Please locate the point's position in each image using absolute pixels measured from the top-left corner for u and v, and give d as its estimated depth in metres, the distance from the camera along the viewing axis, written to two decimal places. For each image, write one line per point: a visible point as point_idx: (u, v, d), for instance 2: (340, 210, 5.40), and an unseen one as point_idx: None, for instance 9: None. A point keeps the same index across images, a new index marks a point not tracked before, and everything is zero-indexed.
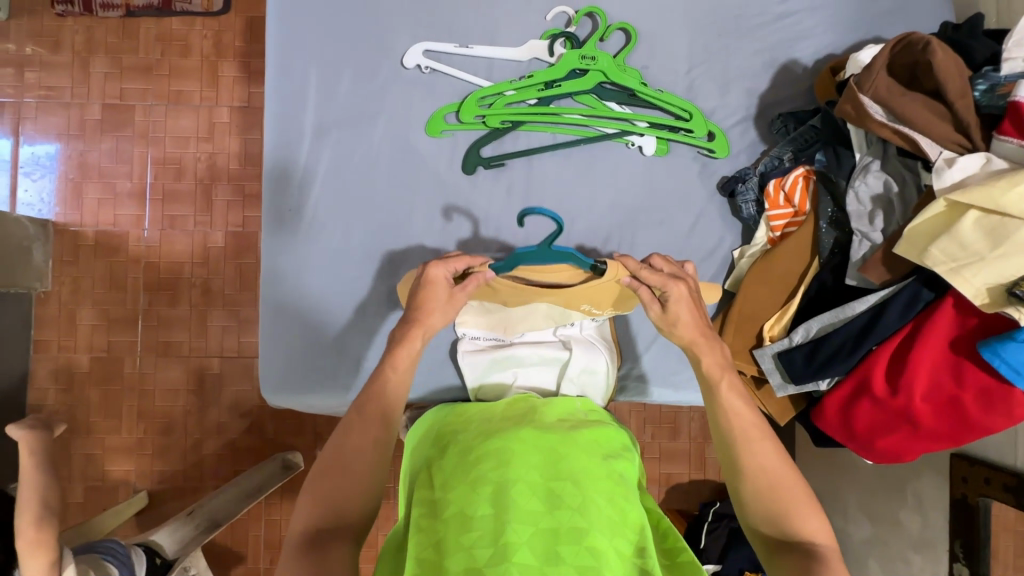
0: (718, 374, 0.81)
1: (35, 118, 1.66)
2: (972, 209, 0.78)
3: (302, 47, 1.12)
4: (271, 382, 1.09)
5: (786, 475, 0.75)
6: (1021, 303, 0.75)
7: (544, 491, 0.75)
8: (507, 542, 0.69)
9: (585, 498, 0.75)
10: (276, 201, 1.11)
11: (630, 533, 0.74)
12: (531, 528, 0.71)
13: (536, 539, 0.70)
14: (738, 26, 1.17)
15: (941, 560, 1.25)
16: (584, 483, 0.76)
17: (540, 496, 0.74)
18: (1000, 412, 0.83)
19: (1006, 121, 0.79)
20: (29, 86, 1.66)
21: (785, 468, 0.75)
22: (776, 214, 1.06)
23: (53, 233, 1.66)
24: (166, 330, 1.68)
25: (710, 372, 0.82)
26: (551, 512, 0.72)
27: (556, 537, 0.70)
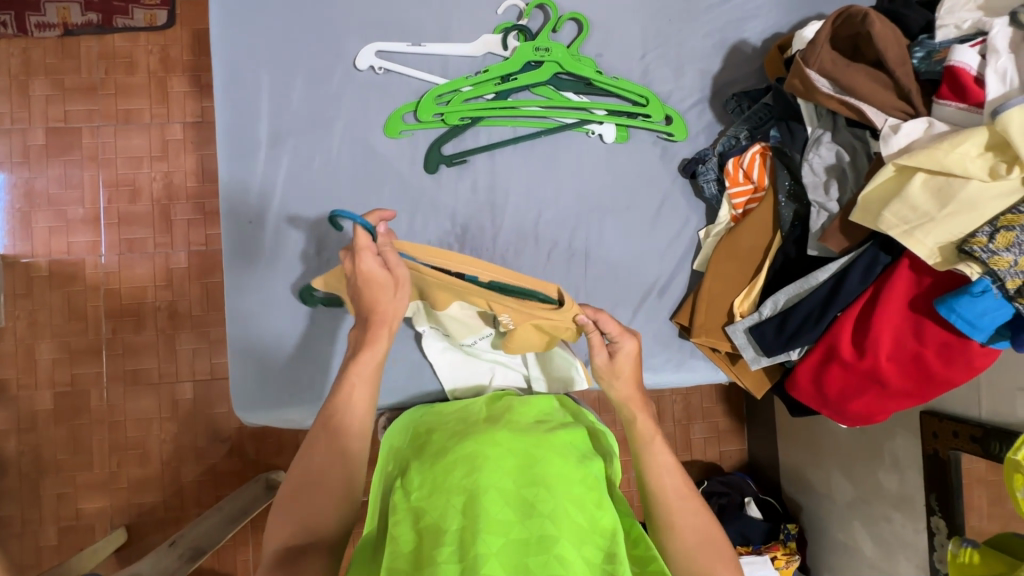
0: (652, 433, 0.86)
1: None
2: (919, 172, 0.81)
3: (251, 55, 1.09)
4: (246, 401, 1.06)
5: (703, 531, 0.80)
6: (971, 259, 0.78)
7: (518, 498, 0.75)
8: (477, 553, 0.67)
9: (557, 503, 0.74)
10: (236, 214, 1.08)
11: (600, 538, 0.73)
12: (503, 538, 0.69)
13: (507, 548, 0.69)
14: (687, 9, 1.19)
15: (919, 514, 1.31)
16: (555, 488, 0.76)
17: (514, 506, 0.74)
18: (960, 363, 0.86)
19: (944, 85, 0.82)
20: None
21: (701, 524, 0.80)
22: (738, 191, 1.08)
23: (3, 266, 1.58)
24: (132, 358, 1.62)
25: (644, 431, 0.86)
26: (521, 520, 0.72)
27: (526, 549, 0.68)
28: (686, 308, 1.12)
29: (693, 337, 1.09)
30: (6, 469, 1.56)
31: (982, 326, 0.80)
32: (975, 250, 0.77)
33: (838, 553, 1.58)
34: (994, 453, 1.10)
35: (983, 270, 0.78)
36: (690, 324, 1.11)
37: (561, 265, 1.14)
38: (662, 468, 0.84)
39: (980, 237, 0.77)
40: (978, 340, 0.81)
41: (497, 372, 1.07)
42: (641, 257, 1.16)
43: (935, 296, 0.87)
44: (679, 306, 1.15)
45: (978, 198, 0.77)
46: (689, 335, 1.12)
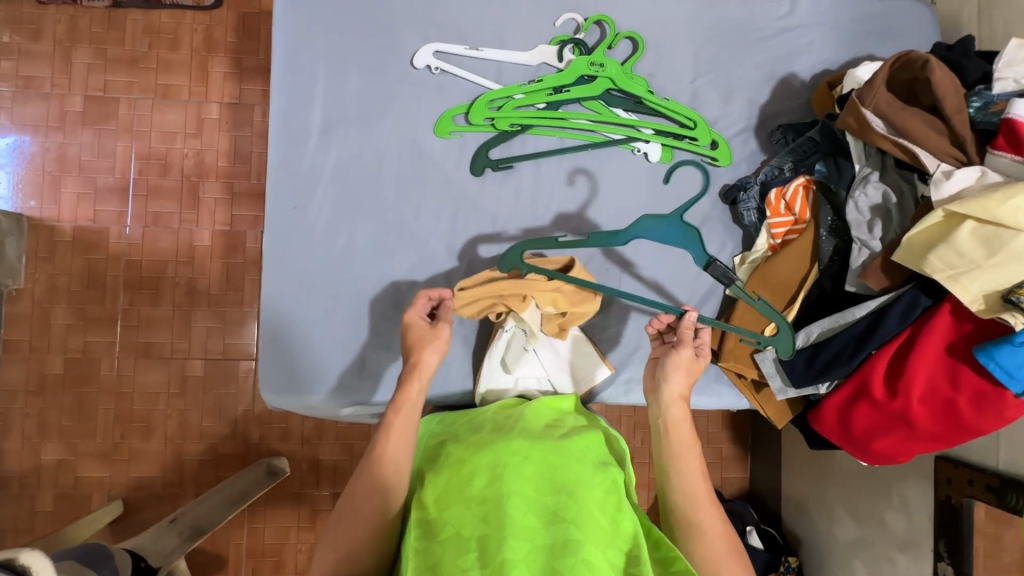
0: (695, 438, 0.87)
1: (9, 107, 1.60)
2: (969, 220, 0.82)
3: (311, 44, 1.10)
4: (271, 385, 1.06)
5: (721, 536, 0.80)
6: (1017, 310, 0.79)
7: (541, 505, 0.75)
8: (504, 560, 0.68)
9: (578, 507, 0.74)
10: (279, 200, 1.09)
11: (624, 542, 0.74)
12: (528, 544, 0.70)
13: (534, 555, 0.69)
14: (740, 39, 1.20)
15: (925, 558, 1.31)
16: (578, 494, 0.76)
17: (538, 512, 0.74)
18: (992, 413, 0.87)
19: (999, 136, 0.84)
20: (6, 75, 1.59)
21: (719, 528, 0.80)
22: (777, 222, 1.09)
23: (27, 228, 1.59)
24: (146, 330, 1.62)
25: (685, 437, 0.86)
26: (546, 527, 0.72)
27: (553, 553, 0.69)
28: (716, 332, 1.13)
29: (721, 361, 1.09)
30: (9, 431, 1.56)
31: (1019, 378, 0.81)
32: (1023, 300, 0.78)
33: None
34: (1010, 504, 1.10)
35: None
36: (718, 348, 1.11)
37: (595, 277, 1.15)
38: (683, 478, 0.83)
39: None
40: (1014, 391, 0.82)
41: (520, 377, 1.06)
42: (674, 277, 1.17)
43: (973, 344, 0.87)
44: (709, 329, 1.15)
45: None
46: (717, 361, 1.12)
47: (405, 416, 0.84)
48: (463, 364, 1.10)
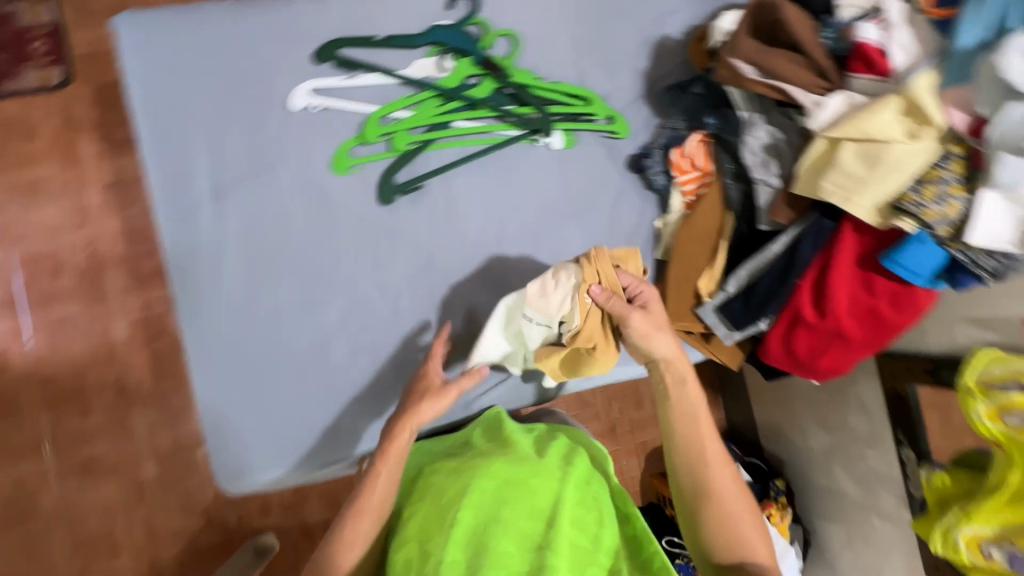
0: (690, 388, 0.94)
1: None
2: (847, 142, 0.88)
3: (176, 110, 1.04)
4: (227, 469, 1.03)
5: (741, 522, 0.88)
6: (904, 215, 0.83)
7: (520, 531, 0.77)
8: None
9: (561, 531, 0.76)
10: (187, 280, 1.02)
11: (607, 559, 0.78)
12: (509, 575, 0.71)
13: None
14: (609, 13, 1.23)
15: (889, 448, 1.42)
16: (559, 518, 0.78)
17: (518, 539, 0.76)
18: (910, 308, 0.94)
19: (855, 62, 0.90)
20: None
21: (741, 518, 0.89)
22: (686, 178, 1.13)
23: None
24: (84, 444, 1.49)
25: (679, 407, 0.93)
26: (527, 555, 0.74)
27: None
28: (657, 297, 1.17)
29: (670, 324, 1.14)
30: None
31: (922, 273, 0.86)
32: (908, 206, 0.83)
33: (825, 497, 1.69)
34: (944, 379, 1.21)
35: (918, 223, 0.83)
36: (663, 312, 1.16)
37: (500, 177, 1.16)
38: (706, 462, 0.90)
39: (908, 194, 0.83)
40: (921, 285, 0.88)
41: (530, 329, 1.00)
42: None
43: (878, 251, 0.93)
44: None
45: (904, 159, 0.83)
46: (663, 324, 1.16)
47: (391, 469, 0.87)
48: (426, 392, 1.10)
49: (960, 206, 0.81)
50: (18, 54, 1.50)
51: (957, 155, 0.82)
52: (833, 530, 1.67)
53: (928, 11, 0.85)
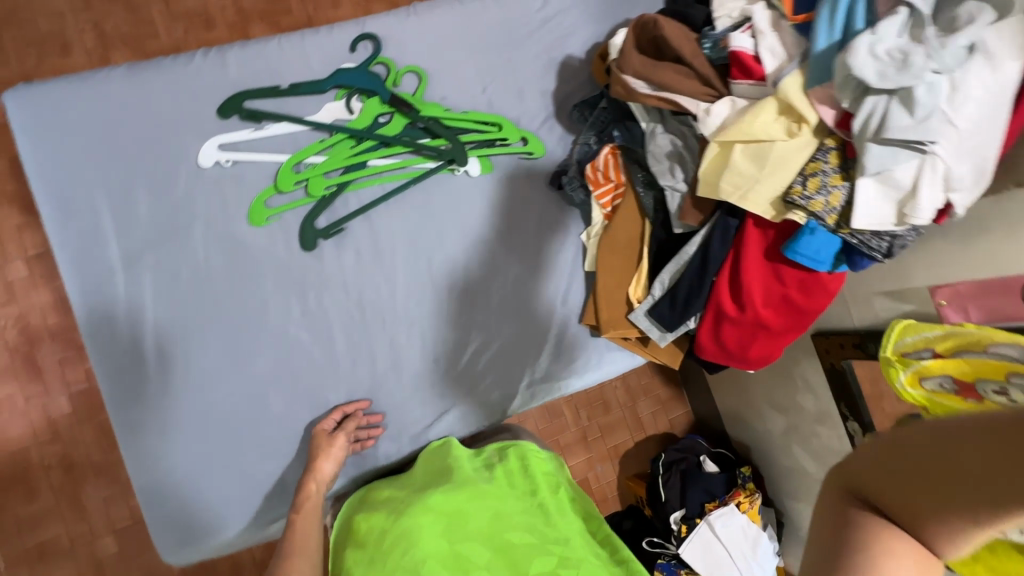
0: None
1: None
2: (736, 145, 0.92)
3: (81, 181, 1.02)
4: (170, 542, 1.00)
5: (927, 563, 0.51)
6: (796, 207, 0.88)
7: (453, 554, 0.88)
8: None
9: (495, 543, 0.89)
10: (107, 352, 1.00)
11: (549, 544, 0.91)
12: None
13: None
14: (512, 39, 1.27)
15: (837, 423, 1.48)
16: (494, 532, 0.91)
17: (451, 564, 0.87)
18: (820, 292, 0.98)
19: (734, 69, 0.94)
20: None
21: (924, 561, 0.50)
22: (601, 192, 1.17)
23: None
24: (33, 530, 1.42)
25: None
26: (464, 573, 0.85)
27: None
28: (590, 309, 1.20)
29: (604, 334, 1.17)
30: None
31: (823, 260, 0.90)
32: (796, 199, 0.87)
33: (793, 476, 1.74)
34: (872, 351, 1.24)
35: (807, 213, 0.87)
36: (597, 322, 1.18)
37: (420, 210, 1.17)
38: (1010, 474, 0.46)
39: (796, 188, 0.88)
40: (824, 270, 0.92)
41: None
42: (535, 273, 1.21)
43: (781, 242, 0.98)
44: (583, 310, 1.21)
45: (788, 155, 0.88)
46: (600, 333, 1.19)
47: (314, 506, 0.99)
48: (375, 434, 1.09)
49: (842, 194, 0.86)
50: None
51: (835, 147, 0.87)
52: (803, 508, 1.75)
53: (788, 17, 0.91)
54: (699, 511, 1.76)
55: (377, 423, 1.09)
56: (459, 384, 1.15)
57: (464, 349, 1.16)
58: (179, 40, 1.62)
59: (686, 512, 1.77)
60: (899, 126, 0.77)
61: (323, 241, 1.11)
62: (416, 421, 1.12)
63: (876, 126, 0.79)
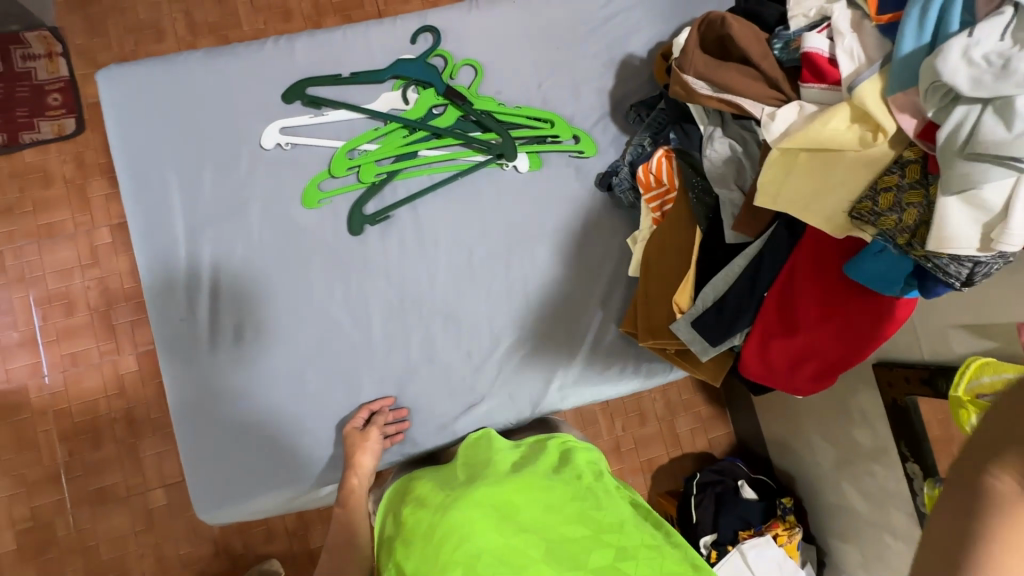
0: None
1: None
2: (801, 152, 0.85)
3: (156, 156, 1.09)
4: (206, 502, 1.05)
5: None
6: (863, 224, 0.82)
7: (507, 547, 0.79)
8: None
9: (547, 530, 0.83)
10: (166, 316, 1.07)
11: (604, 533, 0.83)
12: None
13: None
14: (572, 36, 1.25)
15: (895, 463, 1.36)
16: (547, 520, 0.84)
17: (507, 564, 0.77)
18: (884, 319, 0.88)
19: (805, 70, 0.88)
20: None
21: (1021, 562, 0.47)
22: (652, 196, 1.13)
23: None
24: (96, 475, 1.54)
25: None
26: (520, 563, 0.77)
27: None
28: (629, 316, 1.16)
29: (642, 342, 1.13)
30: None
31: (887, 281, 0.82)
32: (864, 215, 0.81)
33: (840, 514, 1.62)
34: (942, 389, 1.14)
35: (876, 231, 0.81)
36: (636, 330, 1.15)
37: (467, 202, 1.18)
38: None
39: (866, 203, 0.81)
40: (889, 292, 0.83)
41: None
42: (577, 273, 1.19)
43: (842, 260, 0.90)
44: (622, 316, 1.18)
45: (859, 167, 0.81)
46: (638, 341, 1.15)
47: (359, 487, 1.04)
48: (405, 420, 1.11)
49: (919, 212, 0.76)
50: (35, 107, 1.62)
51: (914, 159, 0.78)
52: (848, 550, 1.62)
53: (872, 17, 0.82)
54: (731, 538, 1.68)
55: (401, 421, 1.10)
56: (489, 379, 1.14)
57: (499, 343, 1.15)
58: (258, 30, 1.74)
59: (717, 537, 1.69)
60: (997, 132, 0.66)
61: (371, 225, 1.13)
62: (445, 411, 1.13)
63: (966, 137, 0.69)
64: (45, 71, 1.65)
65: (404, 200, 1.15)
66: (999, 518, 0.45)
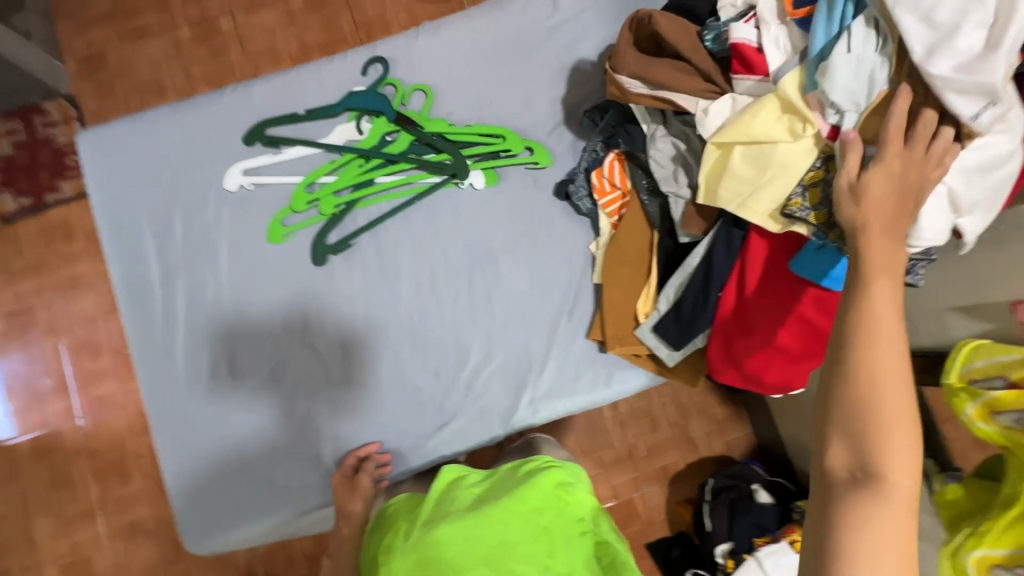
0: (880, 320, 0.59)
1: None
2: (737, 146, 0.85)
3: (133, 207, 1.16)
4: (196, 534, 1.08)
5: (902, 547, 0.56)
6: (796, 220, 0.81)
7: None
8: None
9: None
10: (149, 357, 1.12)
11: None
12: None
13: None
14: (521, 49, 1.26)
15: None
16: (511, 564, 0.86)
17: None
18: (838, 312, 0.88)
19: (735, 62, 0.85)
20: None
21: (909, 533, 0.56)
22: (608, 200, 1.12)
23: None
24: (125, 510, 1.63)
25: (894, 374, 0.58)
26: None
27: None
28: (597, 325, 1.14)
29: (610, 350, 1.11)
30: None
31: (828, 276, 0.83)
32: (795, 212, 0.81)
33: None
34: None
35: (812, 227, 0.81)
36: (604, 339, 1.13)
37: (427, 223, 1.19)
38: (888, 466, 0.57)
39: (795, 199, 0.81)
40: (833, 287, 0.84)
41: None
42: (542, 284, 1.18)
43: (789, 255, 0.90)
44: (591, 325, 1.16)
45: (790, 158, 0.80)
46: (606, 349, 1.12)
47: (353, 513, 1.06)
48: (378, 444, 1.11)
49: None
50: (55, 169, 1.76)
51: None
52: None
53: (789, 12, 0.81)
54: (748, 547, 1.60)
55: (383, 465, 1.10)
56: (460, 399, 1.13)
57: (467, 360, 1.15)
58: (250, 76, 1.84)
59: (733, 547, 1.62)
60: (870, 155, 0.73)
61: (335, 256, 1.16)
62: (418, 434, 1.12)
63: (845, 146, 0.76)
64: (62, 135, 1.79)
65: (365, 227, 1.17)
66: (854, 510, 0.57)
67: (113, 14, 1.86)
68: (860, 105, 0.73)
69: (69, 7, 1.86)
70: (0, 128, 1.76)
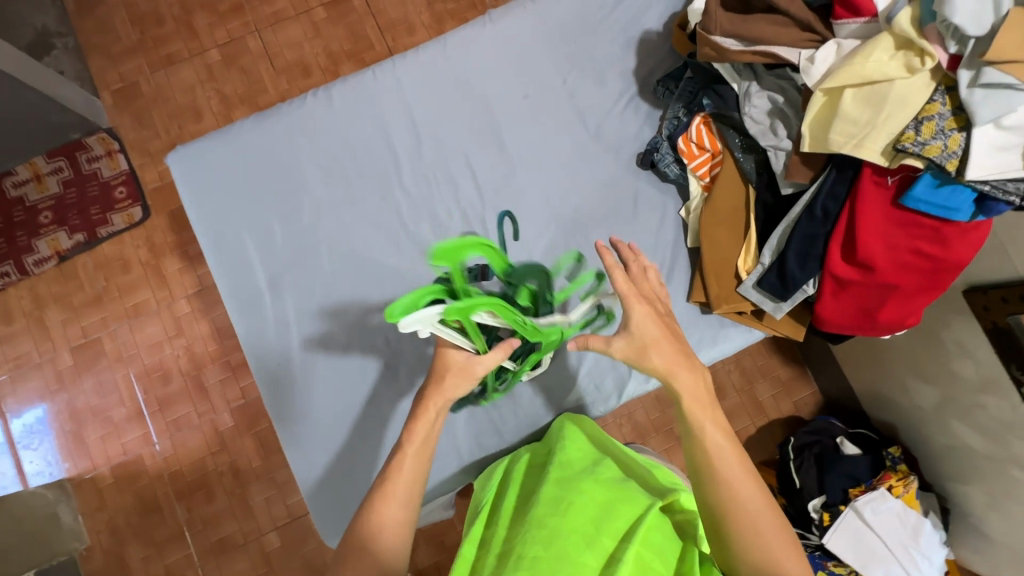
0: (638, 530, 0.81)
1: (14, 392, 1.63)
2: (847, 89, 0.86)
3: (229, 221, 1.18)
4: (329, 528, 1.09)
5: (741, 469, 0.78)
6: (909, 155, 0.82)
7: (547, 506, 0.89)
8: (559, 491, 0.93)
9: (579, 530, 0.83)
10: (263, 361, 1.14)
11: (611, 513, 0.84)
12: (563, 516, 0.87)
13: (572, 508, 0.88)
14: (586, 27, 1.27)
15: (1005, 384, 1.20)
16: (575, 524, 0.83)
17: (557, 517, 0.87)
18: (959, 243, 0.90)
19: (838, 8, 0.89)
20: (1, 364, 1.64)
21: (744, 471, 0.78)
22: (698, 163, 1.13)
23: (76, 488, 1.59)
24: (214, 527, 1.58)
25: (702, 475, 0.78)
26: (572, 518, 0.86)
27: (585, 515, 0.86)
28: (699, 287, 1.15)
29: (716, 309, 1.12)
30: None
31: (955, 206, 0.85)
32: (908, 146, 0.81)
33: (954, 456, 1.43)
34: None
35: (923, 161, 0.82)
36: (707, 299, 1.14)
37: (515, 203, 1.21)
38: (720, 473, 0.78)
39: (908, 133, 0.81)
40: (959, 216, 0.86)
41: None
42: (637, 254, 1.19)
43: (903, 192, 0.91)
44: (690, 288, 1.17)
45: (906, 93, 0.81)
46: (711, 309, 1.14)
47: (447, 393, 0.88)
48: (507, 421, 1.14)
49: (961, 138, 0.80)
50: (105, 203, 1.70)
51: (950, 87, 0.81)
52: (971, 492, 1.42)
53: None
54: (843, 497, 1.52)
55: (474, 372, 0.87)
56: (571, 373, 1.16)
57: None
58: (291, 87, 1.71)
59: (827, 499, 1.53)
60: (1001, 80, 0.74)
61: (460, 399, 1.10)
62: (533, 410, 1.15)
63: (975, 70, 0.77)
64: (108, 168, 1.73)
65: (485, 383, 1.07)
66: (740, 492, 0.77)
67: (142, 44, 1.79)
68: (987, 28, 0.74)
69: (100, 41, 1.78)
70: (47, 168, 1.71)
